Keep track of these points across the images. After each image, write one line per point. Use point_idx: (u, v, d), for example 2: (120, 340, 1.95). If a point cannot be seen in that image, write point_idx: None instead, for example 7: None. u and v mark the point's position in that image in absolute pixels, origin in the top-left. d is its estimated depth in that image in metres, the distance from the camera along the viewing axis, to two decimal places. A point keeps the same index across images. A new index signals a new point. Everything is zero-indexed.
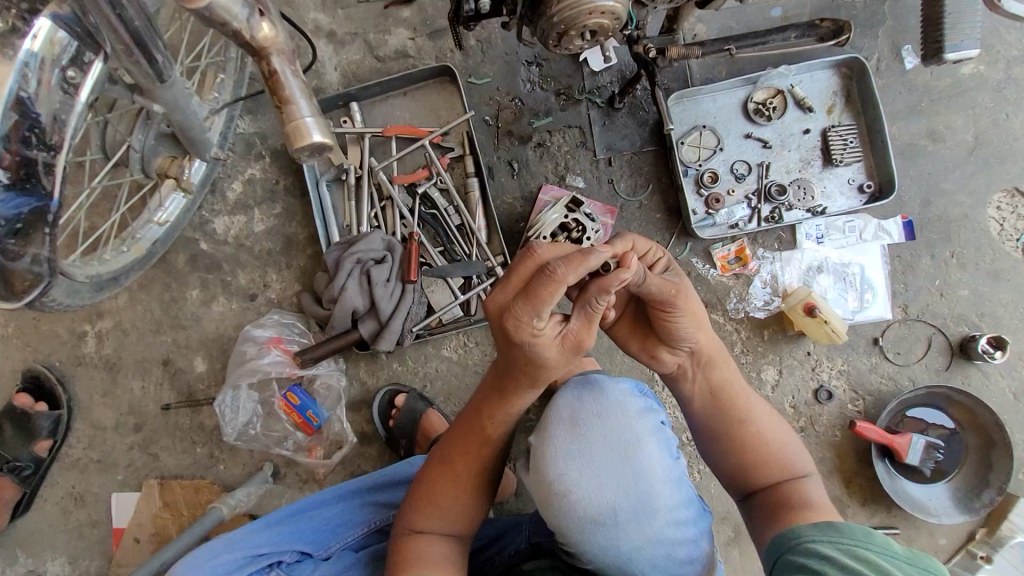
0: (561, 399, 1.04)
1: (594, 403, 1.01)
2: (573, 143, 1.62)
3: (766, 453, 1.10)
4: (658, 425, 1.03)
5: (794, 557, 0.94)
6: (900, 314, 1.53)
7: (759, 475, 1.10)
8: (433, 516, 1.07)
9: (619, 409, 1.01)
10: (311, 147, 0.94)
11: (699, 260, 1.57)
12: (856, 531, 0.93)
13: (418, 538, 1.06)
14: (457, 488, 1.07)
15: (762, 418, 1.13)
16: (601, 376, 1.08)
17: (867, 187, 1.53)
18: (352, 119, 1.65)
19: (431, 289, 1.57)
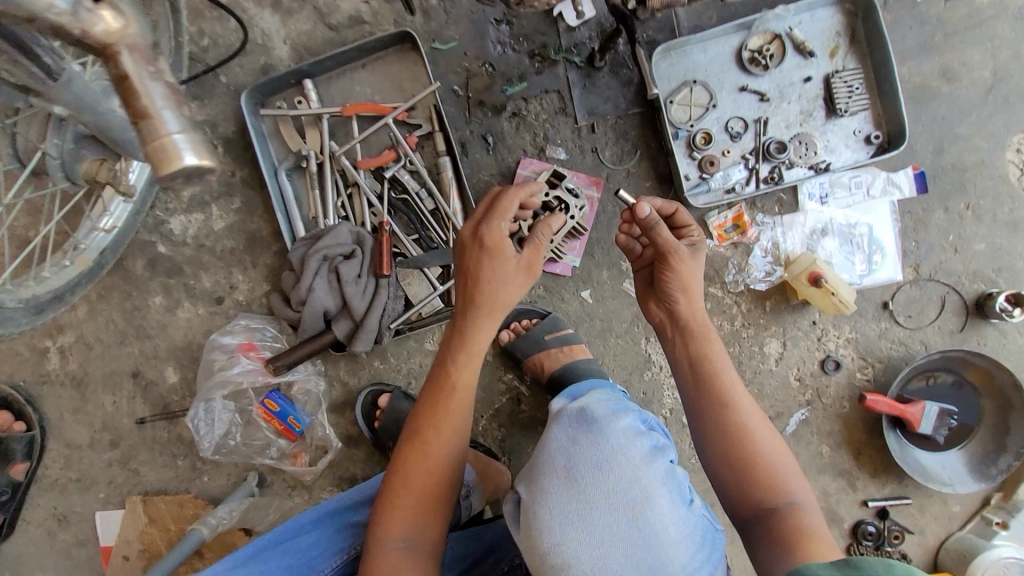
0: (557, 446, 0.96)
1: (592, 454, 0.93)
2: (551, 110, 1.48)
3: (757, 462, 1.04)
4: (666, 470, 0.95)
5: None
6: (912, 274, 1.42)
7: (751, 488, 1.04)
8: (399, 508, 1.03)
9: (623, 459, 0.92)
10: (181, 172, 0.68)
11: (694, 230, 1.45)
12: (876, 564, 0.77)
13: (385, 537, 1.01)
14: (421, 474, 1.04)
15: (752, 419, 1.07)
16: (601, 415, 0.98)
17: (875, 138, 1.40)
18: (307, 99, 1.49)
19: (407, 281, 1.46)
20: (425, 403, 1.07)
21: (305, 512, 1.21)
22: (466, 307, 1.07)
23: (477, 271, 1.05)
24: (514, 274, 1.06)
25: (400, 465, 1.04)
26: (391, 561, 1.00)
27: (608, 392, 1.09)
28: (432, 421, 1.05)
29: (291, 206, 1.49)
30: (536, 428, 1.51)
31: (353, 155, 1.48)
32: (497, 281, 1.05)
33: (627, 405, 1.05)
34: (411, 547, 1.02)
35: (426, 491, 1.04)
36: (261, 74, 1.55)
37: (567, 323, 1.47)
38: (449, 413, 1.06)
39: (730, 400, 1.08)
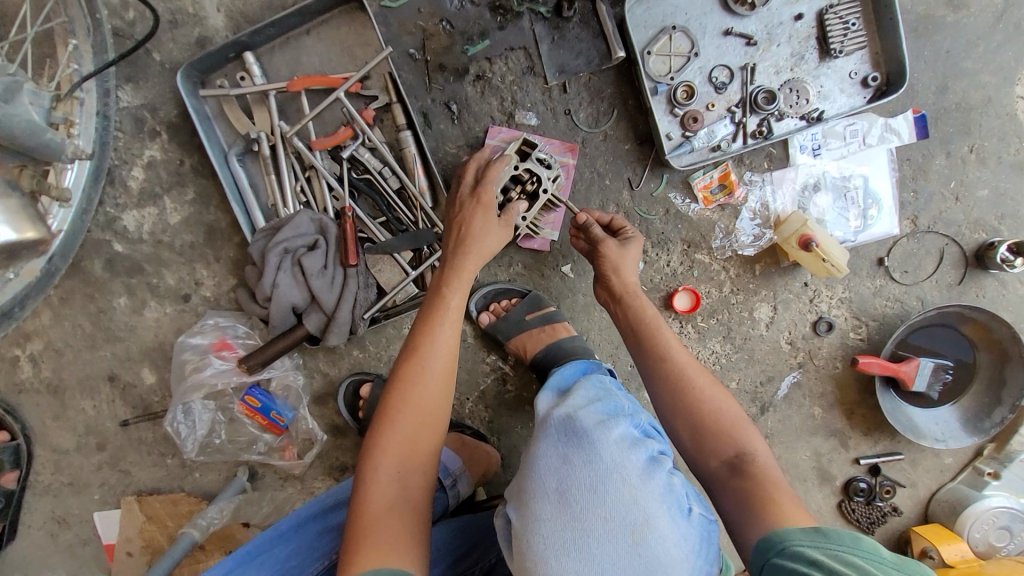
0: (546, 466, 0.86)
1: (585, 473, 0.83)
2: (518, 70, 1.35)
3: (706, 415, 1.05)
4: (666, 487, 0.85)
5: (783, 562, 0.84)
6: (909, 227, 1.34)
7: (705, 442, 1.04)
8: (391, 436, 1.00)
9: (619, 477, 0.83)
10: None
11: (678, 194, 1.36)
12: (843, 535, 0.84)
13: (377, 465, 0.98)
14: (414, 401, 1.02)
15: (695, 372, 1.09)
16: (591, 427, 0.89)
17: (872, 80, 1.27)
18: (250, 74, 1.35)
19: (378, 267, 1.38)
20: (415, 334, 1.08)
21: (285, 519, 1.24)
22: (455, 250, 1.14)
23: (466, 220, 1.16)
24: (495, 227, 1.17)
25: (392, 391, 1.03)
26: (384, 491, 0.97)
27: (597, 396, 1.00)
28: (423, 348, 1.06)
29: (246, 195, 1.38)
30: (522, 407, 1.48)
31: (306, 136, 1.37)
32: (485, 231, 1.15)
33: (619, 411, 0.96)
34: (404, 478, 0.98)
35: (420, 420, 1.02)
36: (197, 49, 1.40)
37: (548, 301, 1.40)
38: (440, 341, 1.07)
39: (673, 358, 1.11)
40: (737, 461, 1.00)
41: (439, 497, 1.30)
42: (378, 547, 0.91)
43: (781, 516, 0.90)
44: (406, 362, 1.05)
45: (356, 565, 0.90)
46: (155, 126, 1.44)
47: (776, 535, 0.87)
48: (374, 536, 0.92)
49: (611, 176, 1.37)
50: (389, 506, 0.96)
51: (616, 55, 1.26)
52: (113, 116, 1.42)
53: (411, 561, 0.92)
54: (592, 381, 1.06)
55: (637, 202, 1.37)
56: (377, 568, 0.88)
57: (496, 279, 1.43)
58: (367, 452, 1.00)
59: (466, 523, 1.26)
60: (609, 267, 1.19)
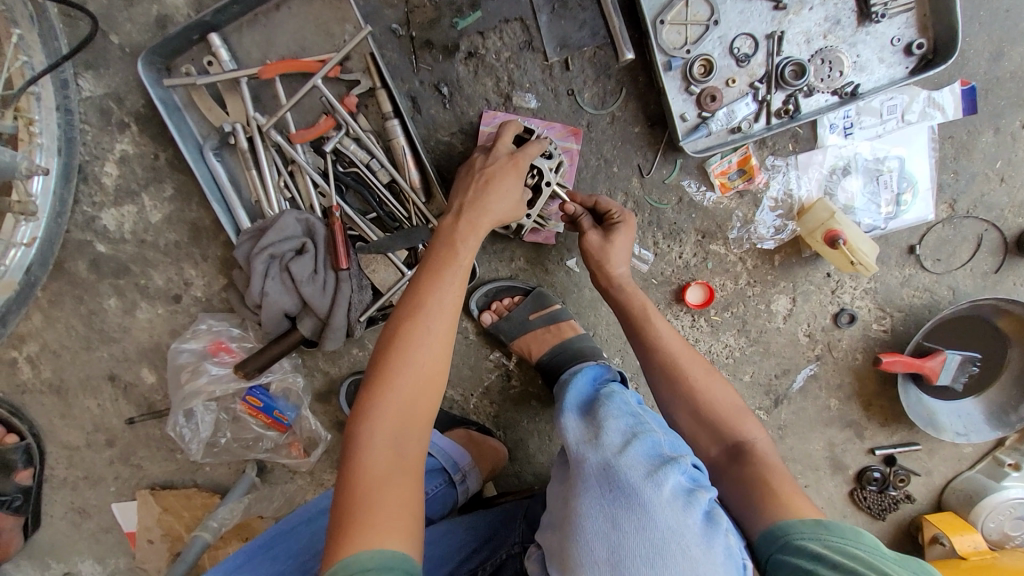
0: (593, 531, 0.80)
1: (641, 543, 0.78)
2: (515, 45, 1.21)
3: (703, 405, 1.02)
4: (725, 552, 0.79)
5: (786, 557, 0.81)
6: (946, 212, 1.24)
7: (702, 432, 1.02)
8: (391, 399, 0.90)
9: (678, 549, 0.77)
10: None
11: (692, 181, 1.25)
12: (846, 527, 0.82)
13: (374, 430, 0.88)
14: (418, 362, 0.92)
15: (687, 363, 1.04)
16: (640, 483, 0.82)
17: (918, 47, 1.12)
18: (218, 59, 1.22)
19: (372, 267, 1.30)
20: (419, 290, 0.97)
21: (293, 513, 1.14)
22: (470, 205, 1.03)
23: (493, 177, 1.05)
24: (519, 194, 1.07)
25: (392, 350, 0.92)
26: (381, 461, 0.87)
27: (635, 430, 0.91)
28: (429, 306, 0.95)
29: (227, 193, 1.29)
30: (528, 403, 1.43)
31: (285, 127, 1.25)
32: (510, 192, 1.05)
33: (663, 451, 0.88)
34: (403, 447, 0.89)
35: (423, 384, 0.92)
36: (158, 29, 1.27)
37: (553, 297, 1.33)
38: (446, 299, 0.96)
39: (664, 350, 1.06)
40: (734, 449, 0.98)
41: (448, 492, 1.26)
42: (375, 524, 0.81)
43: (780, 504, 0.87)
44: (410, 320, 0.94)
45: (348, 542, 0.80)
46: (123, 117, 1.32)
47: (778, 527, 0.84)
48: (371, 512, 0.82)
49: (619, 163, 1.25)
50: (387, 477, 0.86)
51: (626, 57, 1.13)
52: (76, 108, 1.31)
53: (410, 541, 0.83)
54: (616, 403, 0.99)
55: (647, 190, 1.26)
56: (375, 549, 0.79)
57: (497, 275, 1.35)
58: (362, 416, 0.89)
59: (477, 520, 1.19)
60: (594, 261, 1.11)
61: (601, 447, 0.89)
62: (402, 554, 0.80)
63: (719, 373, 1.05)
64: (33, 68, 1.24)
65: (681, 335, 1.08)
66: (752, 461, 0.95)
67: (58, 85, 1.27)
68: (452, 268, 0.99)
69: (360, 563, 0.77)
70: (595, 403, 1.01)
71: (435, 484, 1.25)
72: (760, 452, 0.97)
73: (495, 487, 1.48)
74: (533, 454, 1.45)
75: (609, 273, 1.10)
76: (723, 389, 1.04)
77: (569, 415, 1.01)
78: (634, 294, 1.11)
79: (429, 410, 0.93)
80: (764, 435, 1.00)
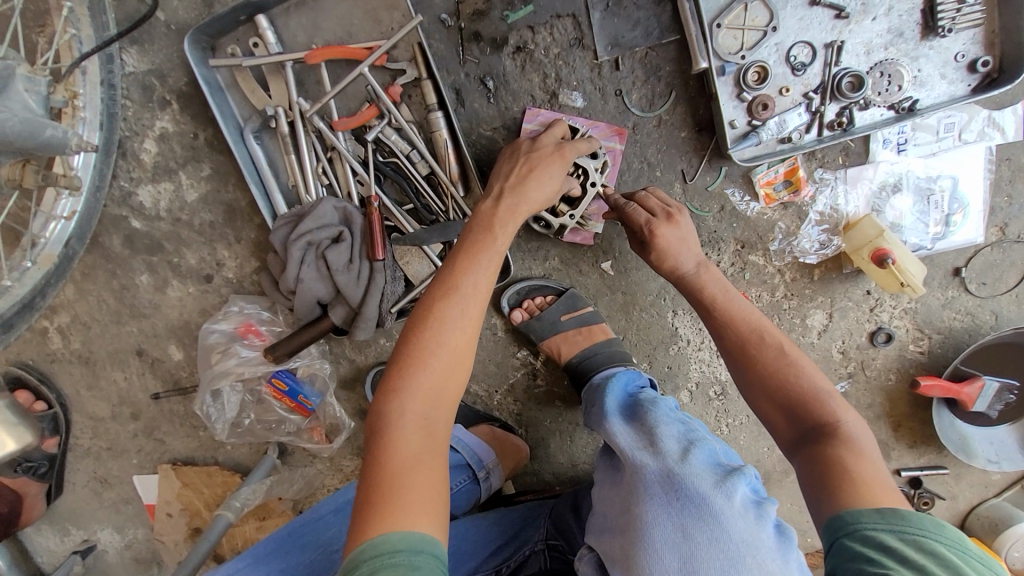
0: (662, 540, 0.79)
1: (714, 555, 0.77)
2: (565, 42, 1.19)
3: (781, 388, 0.97)
4: (799, 567, 0.80)
5: (852, 544, 0.79)
6: (996, 235, 1.23)
7: (779, 414, 0.98)
8: (422, 379, 0.87)
9: (753, 561, 0.76)
10: None
11: (736, 190, 1.23)
12: (924, 519, 0.79)
13: (403, 410, 0.86)
14: (449, 343, 0.90)
15: (756, 345, 0.99)
16: (710, 493, 0.82)
17: (982, 65, 1.09)
18: (264, 41, 1.21)
19: (405, 259, 1.30)
20: (455, 269, 0.94)
21: (321, 503, 1.15)
22: (511, 189, 1.01)
23: (536, 167, 1.03)
24: (561, 184, 1.05)
25: (426, 329, 0.90)
26: (410, 442, 0.85)
27: (689, 438, 0.91)
28: (463, 286, 0.92)
29: (265, 176, 1.28)
30: (553, 403, 1.43)
31: (328, 114, 1.24)
32: (551, 179, 1.02)
33: (720, 460, 0.89)
34: (432, 428, 0.87)
35: (453, 365, 0.90)
36: (205, 8, 1.27)
37: (586, 299, 1.33)
38: (481, 280, 0.93)
39: (731, 332, 1.02)
40: (815, 431, 0.94)
41: (472, 488, 1.27)
42: (404, 505, 0.79)
43: (854, 492, 0.84)
44: (444, 298, 0.91)
45: (378, 522, 0.78)
46: (164, 95, 1.32)
47: (847, 514, 0.82)
48: (402, 493, 0.80)
49: (662, 167, 1.23)
50: (416, 459, 0.84)
51: (700, 66, 1.11)
52: (119, 83, 1.30)
53: (438, 524, 0.81)
54: (662, 410, 0.99)
55: (690, 197, 1.24)
56: (406, 530, 0.77)
57: (531, 273, 1.34)
58: (392, 394, 0.87)
59: (502, 516, 1.19)
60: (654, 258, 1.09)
61: (661, 455, 0.88)
62: (431, 537, 0.78)
63: (797, 350, 0.98)
64: (81, 41, 1.23)
65: (752, 311, 1.03)
66: (835, 444, 0.91)
67: (103, 60, 1.27)
68: (487, 252, 0.95)
69: (390, 543, 0.75)
70: (639, 410, 1.01)
71: (460, 480, 1.26)
72: (845, 434, 0.91)
73: (514, 485, 1.48)
74: (553, 453, 1.45)
75: (670, 269, 1.08)
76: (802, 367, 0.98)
77: (616, 421, 1.00)
78: (699, 277, 1.07)
79: (456, 390, 0.90)
80: (853, 414, 0.94)
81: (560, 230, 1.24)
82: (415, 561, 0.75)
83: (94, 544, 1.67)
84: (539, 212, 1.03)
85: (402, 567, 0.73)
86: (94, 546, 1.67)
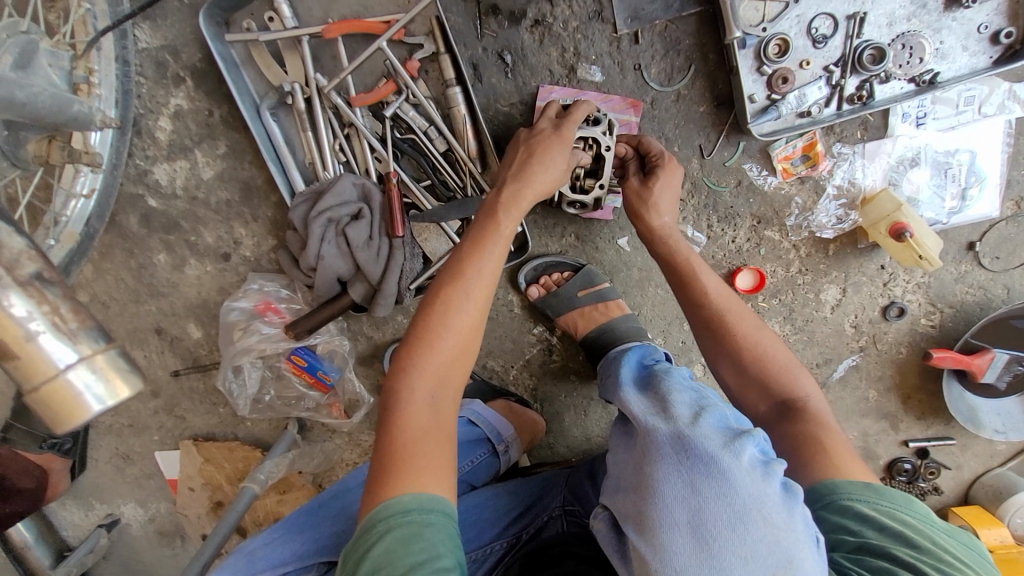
0: (672, 495, 0.76)
1: (723, 511, 0.73)
2: (584, 15, 1.18)
3: (755, 362, 1.01)
4: (805, 522, 0.76)
5: (829, 515, 0.85)
6: (1011, 210, 1.25)
7: (751, 389, 1.03)
8: (430, 359, 0.89)
9: (759, 515, 0.73)
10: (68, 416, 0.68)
11: (754, 164, 1.24)
12: (894, 492, 0.84)
13: (412, 388, 0.88)
14: (457, 324, 0.91)
15: (734, 317, 1.03)
16: (718, 451, 0.77)
17: (1005, 36, 1.09)
18: (279, 15, 1.20)
19: (423, 236, 1.30)
20: (462, 257, 0.96)
21: (346, 478, 1.20)
22: (515, 176, 1.02)
23: (537, 151, 1.04)
24: (568, 163, 1.05)
25: (436, 307, 0.92)
26: (419, 417, 0.87)
27: (701, 403, 0.86)
28: (471, 272, 0.94)
29: (282, 153, 1.27)
30: (568, 377, 1.45)
31: (345, 89, 1.23)
32: (554, 165, 1.03)
33: (731, 424, 0.84)
34: (440, 405, 0.89)
35: (461, 349, 0.92)
36: None
37: (602, 276, 1.34)
38: (488, 265, 0.95)
39: (708, 305, 1.04)
40: (785, 406, 0.99)
41: (492, 461, 1.29)
42: (413, 473, 0.82)
43: (831, 464, 0.89)
44: (451, 282, 0.94)
45: (389, 487, 0.81)
46: (178, 71, 1.32)
47: (824, 485, 0.86)
48: (412, 462, 0.83)
49: (680, 142, 1.24)
50: (426, 432, 0.86)
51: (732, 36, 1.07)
52: (133, 59, 1.29)
53: (449, 487, 0.84)
54: (675, 379, 0.95)
55: (707, 171, 1.25)
56: (416, 492, 0.80)
57: (547, 250, 1.36)
58: (401, 373, 0.89)
59: (520, 485, 1.22)
60: (637, 211, 1.12)
61: (672, 419, 0.84)
62: (441, 498, 0.81)
63: (769, 327, 1.04)
64: (95, 16, 1.20)
65: (727, 286, 1.07)
66: (804, 418, 0.96)
67: (117, 36, 1.25)
68: (494, 237, 0.97)
69: (402, 504, 0.78)
70: (654, 380, 0.97)
71: (480, 453, 1.28)
72: (812, 409, 0.97)
73: (530, 458, 1.51)
74: (567, 427, 1.48)
75: (653, 219, 1.10)
76: (773, 344, 1.03)
77: (629, 390, 0.97)
78: (675, 244, 1.10)
79: (463, 372, 0.93)
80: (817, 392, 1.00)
81: (597, 205, 1.23)
82: (427, 520, 0.78)
83: (118, 517, 1.72)
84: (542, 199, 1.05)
85: (414, 527, 0.77)
86: (118, 520, 1.72)
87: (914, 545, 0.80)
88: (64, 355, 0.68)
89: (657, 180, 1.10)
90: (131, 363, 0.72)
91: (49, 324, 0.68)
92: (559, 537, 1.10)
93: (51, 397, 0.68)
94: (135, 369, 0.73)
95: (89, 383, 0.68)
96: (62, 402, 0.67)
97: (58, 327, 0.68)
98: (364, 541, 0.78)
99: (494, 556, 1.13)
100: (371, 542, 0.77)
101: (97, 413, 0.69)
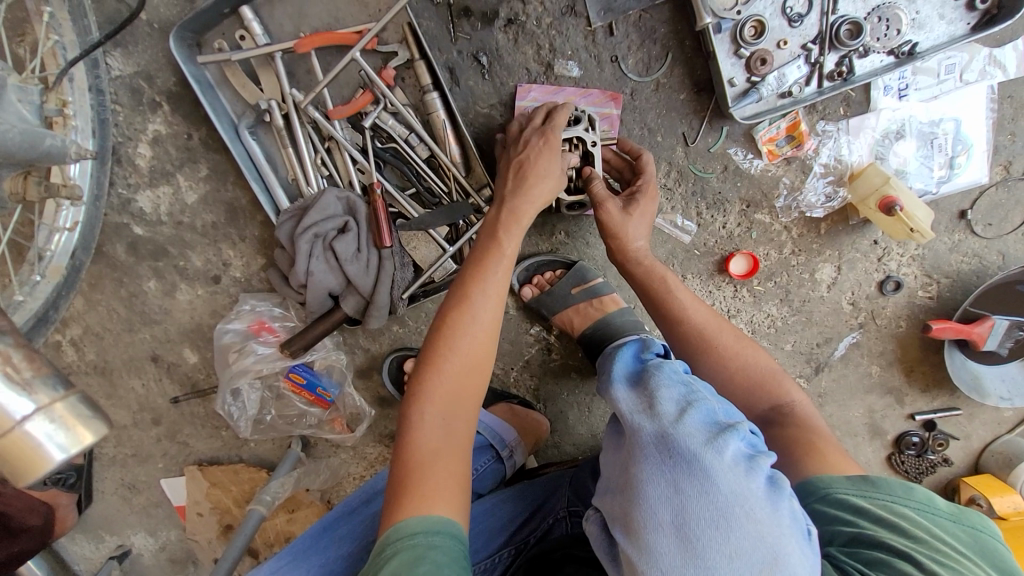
0: (656, 495, 0.75)
1: (706, 511, 0.72)
2: (556, 11, 1.17)
3: (737, 372, 1.04)
4: (792, 515, 0.74)
5: (824, 508, 0.86)
6: (1000, 174, 1.24)
7: (739, 399, 1.04)
8: (437, 382, 0.90)
9: (742, 512, 0.71)
10: (30, 468, 0.68)
11: (739, 149, 1.23)
12: (894, 485, 0.84)
13: (423, 412, 0.88)
14: (465, 348, 0.92)
15: (713, 330, 1.06)
16: (700, 448, 0.76)
17: (981, 2, 1.09)
18: (251, 33, 1.19)
19: (412, 245, 1.28)
20: (466, 285, 0.96)
21: (349, 497, 1.17)
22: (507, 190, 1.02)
23: (526, 163, 1.04)
24: (558, 172, 1.04)
25: (444, 331, 0.93)
26: (429, 440, 0.87)
27: (687, 398, 0.84)
28: (475, 296, 0.94)
29: (264, 172, 1.26)
30: (568, 375, 1.44)
31: (322, 103, 1.22)
32: (549, 172, 1.03)
33: (718, 419, 0.82)
34: (451, 428, 0.88)
35: (470, 371, 0.92)
36: (187, 6, 1.25)
37: (594, 271, 1.33)
38: (492, 290, 0.95)
39: (686, 321, 1.07)
40: (774, 411, 1.01)
41: (496, 467, 1.29)
42: (421, 493, 0.82)
43: (825, 463, 0.90)
44: (455, 308, 0.94)
45: (398, 510, 0.81)
46: (154, 97, 1.31)
47: (818, 480, 0.88)
48: (420, 483, 0.83)
49: (663, 132, 1.23)
50: (436, 453, 0.86)
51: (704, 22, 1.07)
52: (107, 88, 1.28)
53: (458, 509, 0.83)
54: (666, 372, 0.92)
55: (692, 158, 1.24)
56: (422, 514, 0.79)
57: (538, 250, 1.35)
58: (411, 399, 0.90)
59: (525, 488, 1.21)
60: (616, 229, 1.08)
61: (657, 417, 0.82)
62: (448, 518, 0.80)
63: (747, 337, 1.07)
64: (65, 47, 1.19)
65: (703, 301, 1.10)
66: (793, 420, 0.99)
67: (89, 66, 1.24)
68: (496, 259, 0.98)
69: (409, 526, 0.78)
70: (644, 375, 0.94)
71: (484, 461, 1.27)
72: (799, 412, 1.00)
73: (537, 460, 1.50)
74: (572, 425, 1.47)
75: (628, 243, 1.09)
76: (753, 352, 1.06)
77: (619, 387, 0.95)
78: (651, 265, 1.10)
79: (476, 394, 0.92)
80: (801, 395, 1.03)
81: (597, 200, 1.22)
82: (433, 541, 0.77)
83: (129, 548, 1.70)
84: (544, 207, 1.05)
85: (419, 548, 0.76)
86: (129, 551, 1.70)
87: (912, 537, 0.79)
88: (21, 407, 0.68)
89: (636, 205, 1.09)
90: (92, 408, 0.73)
91: (2, 378, 0.68)
92: (561, 540, 1.10)
93: (7, 451, 0.67)
94: (98, 415, 0.74)
95: (50, 434, 0.69)
96: (21, 455, 0.67)
97: (11, 378, 0.69)
98: (375, 564, 0.78)
99: (502, 564, 1.13)
100: (379, 564, 0.77)
101: (61, 462, 0.70)
